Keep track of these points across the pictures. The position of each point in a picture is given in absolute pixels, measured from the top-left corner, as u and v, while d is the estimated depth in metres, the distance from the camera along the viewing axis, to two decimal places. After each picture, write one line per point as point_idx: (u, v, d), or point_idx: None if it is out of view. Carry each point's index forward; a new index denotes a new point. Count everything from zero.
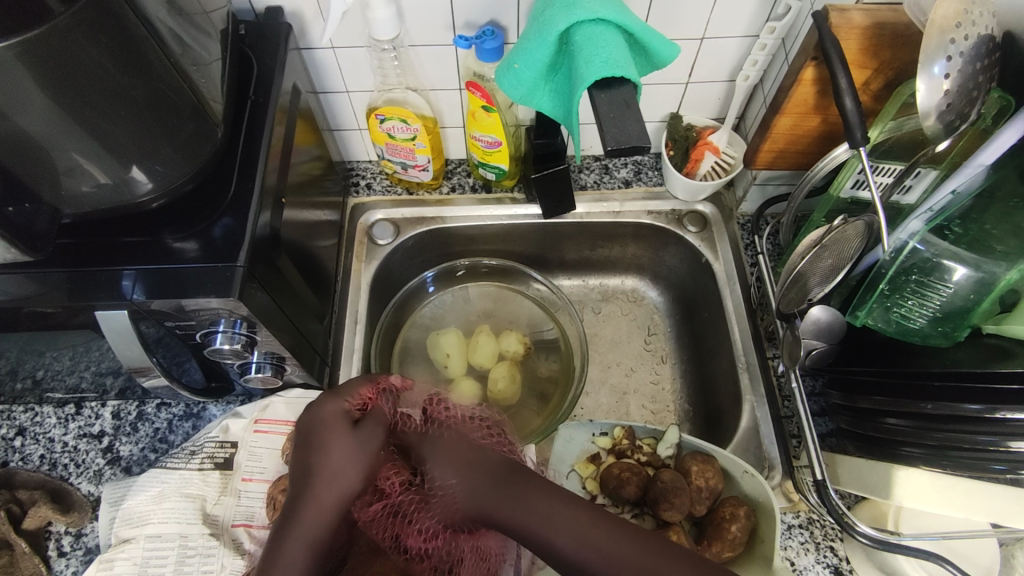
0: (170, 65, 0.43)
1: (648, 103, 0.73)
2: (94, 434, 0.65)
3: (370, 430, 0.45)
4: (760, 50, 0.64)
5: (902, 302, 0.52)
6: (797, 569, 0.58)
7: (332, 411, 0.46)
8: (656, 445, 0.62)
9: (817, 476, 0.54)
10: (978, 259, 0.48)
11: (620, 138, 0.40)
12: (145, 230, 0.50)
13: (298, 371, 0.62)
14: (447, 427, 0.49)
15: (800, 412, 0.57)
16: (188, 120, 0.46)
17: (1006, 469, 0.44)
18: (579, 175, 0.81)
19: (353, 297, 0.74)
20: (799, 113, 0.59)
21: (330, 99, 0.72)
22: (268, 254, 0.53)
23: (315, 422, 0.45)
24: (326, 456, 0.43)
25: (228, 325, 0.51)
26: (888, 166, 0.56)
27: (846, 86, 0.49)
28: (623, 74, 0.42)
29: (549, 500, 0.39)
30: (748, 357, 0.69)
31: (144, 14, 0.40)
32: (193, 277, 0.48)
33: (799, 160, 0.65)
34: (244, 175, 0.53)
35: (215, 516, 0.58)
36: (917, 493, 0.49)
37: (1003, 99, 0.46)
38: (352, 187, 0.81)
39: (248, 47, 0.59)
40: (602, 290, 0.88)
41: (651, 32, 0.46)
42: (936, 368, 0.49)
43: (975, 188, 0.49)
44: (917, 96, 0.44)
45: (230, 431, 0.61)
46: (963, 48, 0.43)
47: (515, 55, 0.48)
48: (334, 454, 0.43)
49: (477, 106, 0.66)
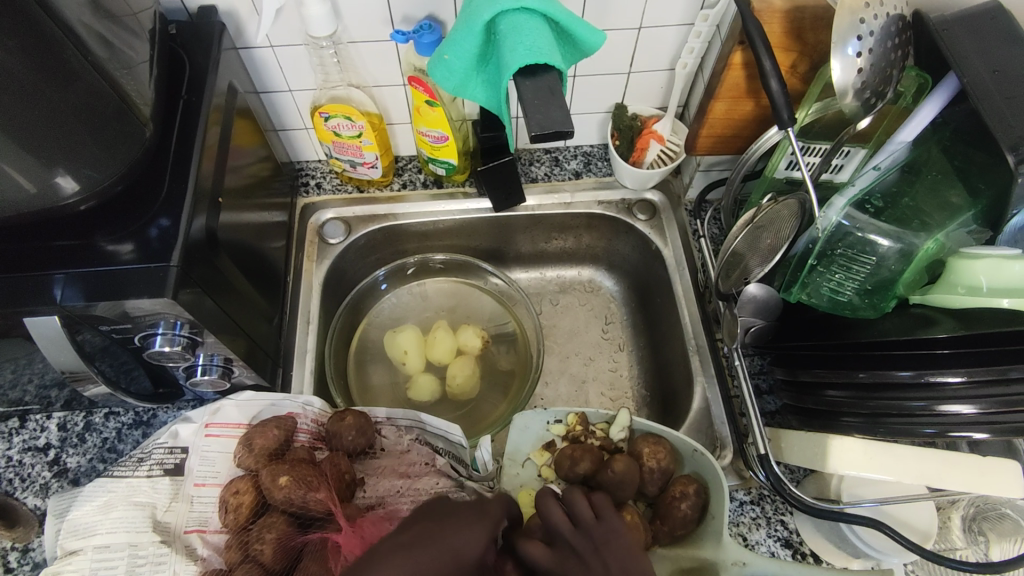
0: (93, 68, 0.43)
1: (592, 94, 0.74)
2: (40, 447, 0.64)
3: (493, 512, 0.47)
4: (696, 37, 0.65)
5: (831, 275, 0.54)
6: (750, 543, 0.59)
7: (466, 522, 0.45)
8: (609, 429, 0.62)
9: (760, 451, 0.56)
10: (899, 232, 0.52)
11: (544, 123, 0.41)
12: (77, 234, 0.49)
13: (247, 372, 0.61)
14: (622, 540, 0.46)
15: (744, 391, 0.58)
16: (113, 120, 0.45)
17: (934, 432, 0.47)
18: (530, 168, 0.81)
19: (305, 297, 0.74)
20: (732, 97, 0.61)
21: (273, 99, 0.72)
22: (206, 255, 0.53)
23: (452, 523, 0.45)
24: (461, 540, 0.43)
25: (168, 327, 0.50)
26: (818, 146, 0.57)
27: (770, 68, 0.50)
28: (546, 60, 0.43)
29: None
30: (698, 340, 0.70)
31: (62, 17, 0.40)
32: (130, 279, 0.47)
33: (735, 144, 0.67)
34: (177, 175, 0.52)
35: (166, 523, 0.56)
36: (851, 462, 0.50)
37: (919, 78, 0.50)
38: (301, 187, 0.81)
39: (179, 47, 0.58)
40: (559, 281, 0.89)
41: (575, 20, 0.47)
42: (867, 338, 0.50)
43: (898, 162, 0.54)
44: (833, 75, 0.46)
45: (180, 436, 0.60)
46: (873, 28, 0.45)
47: (445, 46, 0.48)
48: (467, 524, 0.44)
49: (421, 101, 0.66)
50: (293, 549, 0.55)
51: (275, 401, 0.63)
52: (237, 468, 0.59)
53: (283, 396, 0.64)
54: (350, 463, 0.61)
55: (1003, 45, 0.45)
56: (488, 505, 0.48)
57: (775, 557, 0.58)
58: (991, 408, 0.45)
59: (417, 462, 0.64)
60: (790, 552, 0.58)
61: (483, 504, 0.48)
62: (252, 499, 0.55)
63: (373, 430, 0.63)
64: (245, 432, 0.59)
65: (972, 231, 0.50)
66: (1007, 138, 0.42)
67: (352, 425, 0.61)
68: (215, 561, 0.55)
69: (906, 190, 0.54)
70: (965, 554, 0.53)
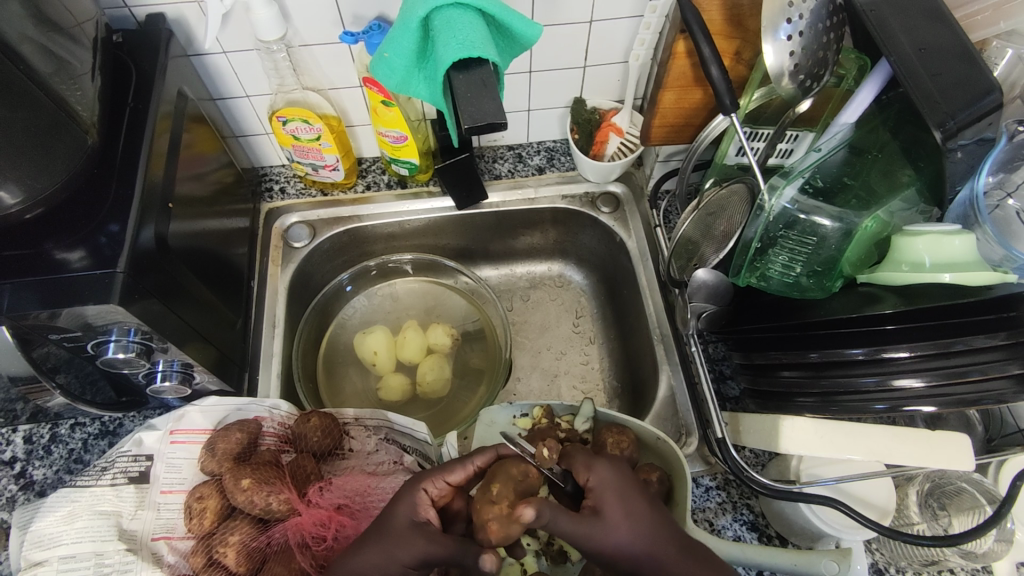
0: (36, 83, 0.43)
1: (550, 89, 0.74)
2: (6, 461, 0.64)
3: (457, 472, 0.48)
4: (646, 29, 0.66)
5: (775, 258, 0.54)
6: (715, 528, 0.59)
7: (407, 514, 0.44)
8: (574, 421, 0.59)
9: (718, 435, 0.57)
10: (840, 212, 0.53)
11: (476, 116, 0.43)
12: (26, 242, 0.49)
13: (210, 377, 0.61)
14: (621, 478, 0.45)
15: (701, 374, 0.60)
16: (52, 132, 0.45)
17: (886, 408, 0.47)
18: (493, 165, 0.82)
19: (270, 301, 0.74)
20: (681, 86, 0.62)
21: (230, 105, 0.72)
22: (157, 263, 0.53)
23: (390, 519, 0.44)
24: (392, 517, 0.44)
25: (122, 334, 0.50)
26: (763, 131, 0.60)
27: (709, 56, 0.51)
28: (479, 54, 0.45)
29: (628, 507, 0.43)
30: (662, 329, 0.71)
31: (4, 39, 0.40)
32: (81, 285, 0.47)
33: (688, 133, 0.68)
34: (124, 183, 0.52)
35: (132, 531, 0.54)
36: (803, 441, 0.50)
37: (857, 60, 0.52)
38: (266, 192, 0.81)
39: (126, 55, 0.58)
40: (529, 277, 0.90)
41: (510, 13, 0.48)
42: (816, 319, 0.50)
43: (846, 139, 0.55)
44: (766, 59, 0.48)
45: (144, 443, 0.58)
46: (802, 11, 0.47)
47: (385, 45, 0.49)
48: (409, 505, 0.45)
49: (377, 101, 0.66)
50: (257, 551, 0.54)
51: (241, 406, 0.62)
52: (202, 473, 0.58)
53: (249, 400, 0.63)
54: (316, 464, 0.61)
55: (927, 23, 0.46)
56: (447, 474, 0.47)
57: (741, 540, 0.58)
58: (936, 380, 0.45)
59: (385, 461, 0.64)
60: (756, 536, 0.59)
61: (441, 478, 0.47)
62: (215, 504, 0.55)
63: (339, 431, 0.63)
64: (209, 437, 0.59)
65: (920, 211, 0.51)
66: (934, 117, 0.43)
67: (317, 426, 0.61)
68: (182, 568, 0.54)
69: (850, 170, 0.55)
70: (922, 529, 0.54)
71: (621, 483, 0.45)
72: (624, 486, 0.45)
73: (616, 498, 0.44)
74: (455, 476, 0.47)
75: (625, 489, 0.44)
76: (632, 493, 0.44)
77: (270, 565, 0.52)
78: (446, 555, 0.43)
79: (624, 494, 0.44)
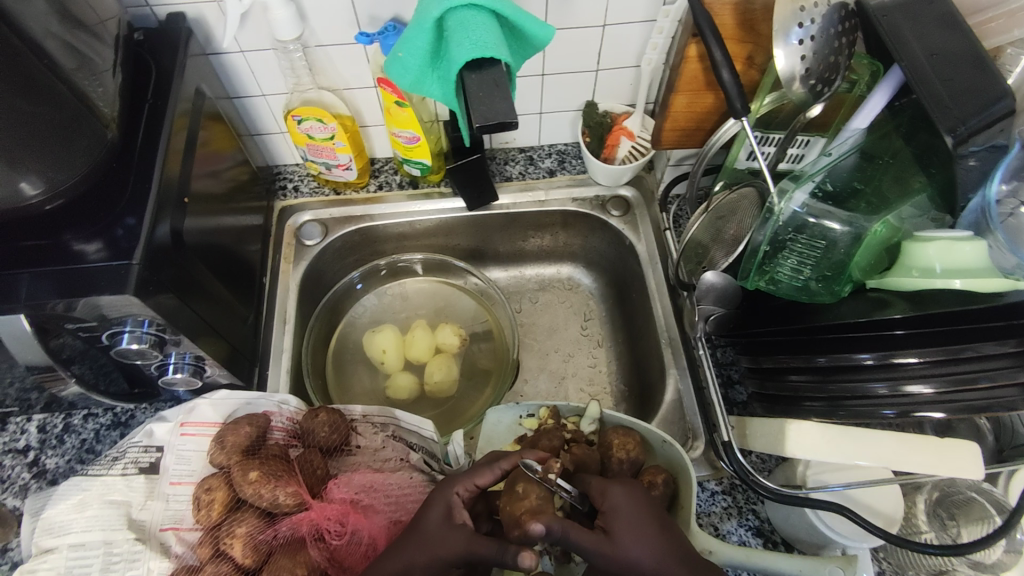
0: (59, 79, 0.44)
1: (562, 92, 0.75)
2: (20, 449, 0.65)
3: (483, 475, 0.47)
4: (659, 33, 0.66)
5: (784, 262, 0.54)
6: (720, 533, 0.59)
7: (437, 515, 0.44)
8: (580, 422, 0.59)
9: (724, 438, 0.57)
10: (849, 216, 0.53)
11: (488, 115, 0.44)
12: (45, 234, 0.50)
13: (221, 371, 0.62)
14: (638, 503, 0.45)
15: (709, 377, 0.60)
16: (73, 126, 0.46)
17: (895, 414, 0.47)
18: (504, 167, 0.82)
19: (281, 298, 0.75)
20: (693, 90, 0.62)
21: (246, 104, 0.73)
22: (171, 257, 0.53)
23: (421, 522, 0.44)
24: (425, 521, 0.44)
25: (135, 326, 0.51)
26: (773, 136, 0.60)
27: (720, 59, 0.51)
28: (492, 54, 0.46)
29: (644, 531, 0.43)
30: (670, 333, 0.71)
31: (29, 36, 0.41)
32: (98, 276, 0.48)
33: (700, 137, 0.68)
34: (141, 178, 0.53)
35: (141, 521, 0.55)
36: (808, 445, 0.50)
37: (870, 64, 0.52)
38: (279, 191, 0.82)
39: (147, 53, 0.60)
40: (539, 279, 0.90)
41: (523, 15, 0.49)
42: (825, 323, 0.50)
43: (857, 144, 0.55)
44: (777, 63, 0.49)
45: (155, 434, 0.59)
46: (814, 16, 0.48)
47: (399, 44, 0.50)
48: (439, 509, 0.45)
49: (391, 101, 0.67)
50: (264, 544, 0.54)
51: (250, 400, 0.63)
52: (209, 466, 0.58)
53: (258, 395, 0.64)
54: (324, 460, 0.61)
55: (940, 30, 0.45)
56: (473, 477, 0.47)
57: (746, 545, 0.58)
58: (945, 387, 0.45)
59: (391, 458, 0.65)
60: (761, 541, 0.59)
61: (467, 481, 0.47)
62: (224, 496, 0.54)
63: (347, 428, 0.64)
64: (218, 430, 0.59)
65: (931, 218, 0.51)
66: (946, 121, 0.43)
67: (325, 422, 0.61)
68: (189, 558, 0.54)
69: (860, 175, 0.55)
70: (930, 538, 0.53)
71: (635, 506, 0.44)
72: (640, 509, 0.44)
73: (632, 523, 0.43)
74: (484, 478, 0.47)
75: (642, 512, 0.44)
76: (648, 519, 0.44)
77: (277, 557, 0.52)
78: (484, 553, 0.41)
79: (639, 517, 0.44)
